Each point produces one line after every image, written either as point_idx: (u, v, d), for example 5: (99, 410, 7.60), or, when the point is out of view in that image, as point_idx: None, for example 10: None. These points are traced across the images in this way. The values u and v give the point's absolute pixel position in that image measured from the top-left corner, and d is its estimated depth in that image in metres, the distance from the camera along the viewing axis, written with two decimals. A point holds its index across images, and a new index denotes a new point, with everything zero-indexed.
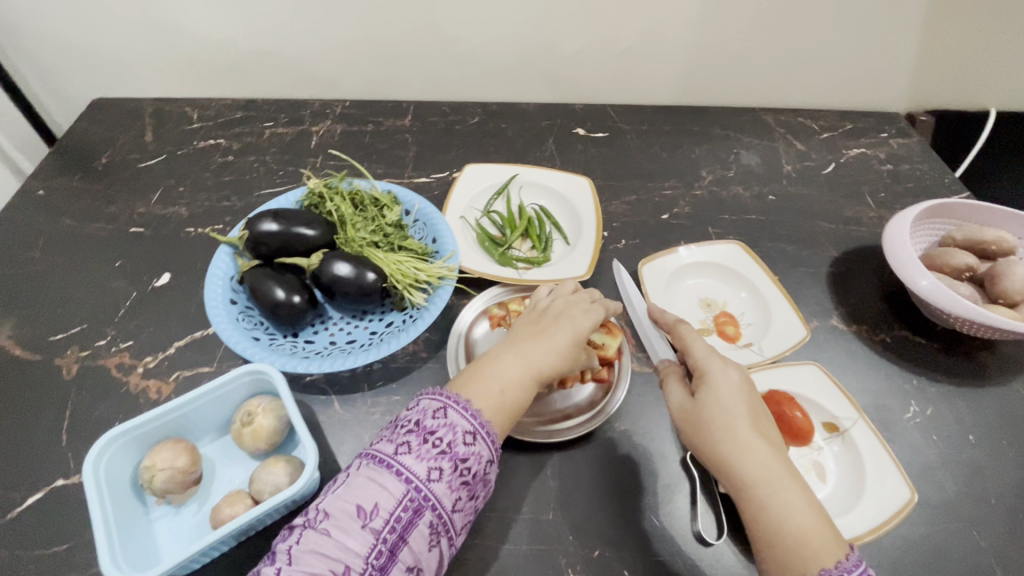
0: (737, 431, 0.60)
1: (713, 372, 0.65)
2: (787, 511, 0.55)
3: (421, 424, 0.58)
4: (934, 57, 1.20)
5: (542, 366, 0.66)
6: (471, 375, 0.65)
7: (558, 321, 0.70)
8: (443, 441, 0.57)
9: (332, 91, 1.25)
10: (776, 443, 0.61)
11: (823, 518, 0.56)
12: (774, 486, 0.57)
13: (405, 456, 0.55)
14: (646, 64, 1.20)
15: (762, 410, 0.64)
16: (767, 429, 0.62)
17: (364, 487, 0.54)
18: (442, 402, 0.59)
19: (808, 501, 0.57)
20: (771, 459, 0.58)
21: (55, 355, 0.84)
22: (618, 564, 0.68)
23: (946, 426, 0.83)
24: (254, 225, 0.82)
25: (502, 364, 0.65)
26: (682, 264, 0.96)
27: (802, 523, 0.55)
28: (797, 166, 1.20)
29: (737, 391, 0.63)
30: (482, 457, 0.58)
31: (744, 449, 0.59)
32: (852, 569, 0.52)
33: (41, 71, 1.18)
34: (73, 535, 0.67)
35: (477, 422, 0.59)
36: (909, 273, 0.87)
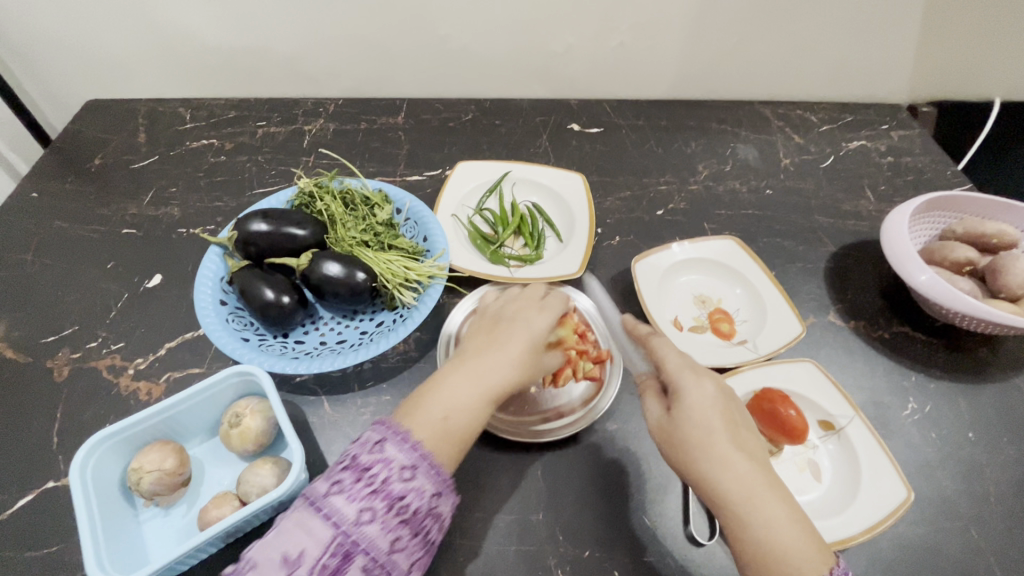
0: (715, 446, 0.59)
1: (685, 384, 0.63)
2: (767, 528, 0.55)
3: (357, 460, 0.55)
4: (934, 47, 1.17)
5: (489, 386, 0.63)
6: (414, 403, 0.62)
7: (505, 334, 0.67)
8: (377, 479, 0.54)
9: (324, 90, 1.24)
10: (756, 455, 0.60)
11: (805, 531, 0.55)
12: (754, 503, 0.56)
13: (335, 498, 0.52)
14: (640, 58, 1.18)
15: (741, 419, 0.63)
16: (747, 439, 0.61)
17: (290, 534, 0.51)
18: (382, 434, 0.57)
19: (791, 515, 0.56)
20: (751, 474, 0.57)
21: (46, 356, 0.84)
22: (608, 564, 0.68)
23: (944, 423, 0.82)
24: (243, 226, 0.82)
25: (449, 388, 0.62)
26: (676, 260, 0.95)
27: (782, 539, 0.54)
28: (795, 159, 1.19)
29: (714, 403, 0.62)
30: (423, 493, 0.55)
31: (722, 466, 0.58)
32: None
33: (35, 73, 1.19)
34: (63, 536, 0.68)
35: (418, 454, 0.56)
36: (907, 268, 0.85)
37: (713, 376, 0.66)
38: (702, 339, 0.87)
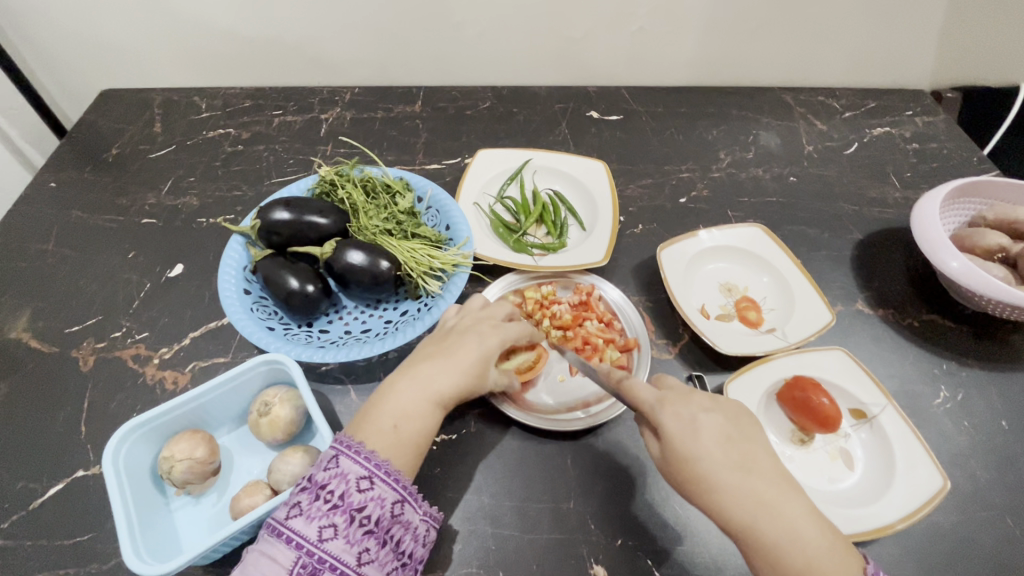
0: (711, 474, 0.58)
1: (667, 412, 0.62)
2: (775, 556, 0.54)
3: (313, 480, 0.56)
4: (961, 30, 1.15)
5: (438, 392, 0.63)
6: (365, 414, 0.62)
7: (458, 344, 0.67)
8: (335, 494, 0.55)
9: (340, 78, 1.23)
10: (760, 473, 0.58)
11: (820, 551, 0.54)
12: (758, 532, 0.55)
13: (296, 519, 0.54)
14: (660, 44, 1.16)
15: (742, 436, 0.61)
16: (749, 457, 0.59)
17: (257, 561, 0.53)
18: (335, 450, 0.57)
19: (802, 538, 0.54)
20: (753, 501, 0.56)
21: (71, 346, 0.83)
22: (640, 553, 0.67)
23: (977, 411, 0.81)
24: (266, 214, 0.81)
25: (397, 396, 0.62)
26: (703, 248, 0.94)
27: (792, 559, 0.53)
28: (819, 146, 1.17)
29: (706, 426, 0.61)
30: (384, 501, 0.56)
31: (724, 498, 0.57)
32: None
33: (49, 63, 1.18)
34: (95, 524, 0.68)
35: (373, 464, 0.57)
36: (938, 254, 0.84)
37: (694, 397, 0.64)
38: (730, 327, 0.86)
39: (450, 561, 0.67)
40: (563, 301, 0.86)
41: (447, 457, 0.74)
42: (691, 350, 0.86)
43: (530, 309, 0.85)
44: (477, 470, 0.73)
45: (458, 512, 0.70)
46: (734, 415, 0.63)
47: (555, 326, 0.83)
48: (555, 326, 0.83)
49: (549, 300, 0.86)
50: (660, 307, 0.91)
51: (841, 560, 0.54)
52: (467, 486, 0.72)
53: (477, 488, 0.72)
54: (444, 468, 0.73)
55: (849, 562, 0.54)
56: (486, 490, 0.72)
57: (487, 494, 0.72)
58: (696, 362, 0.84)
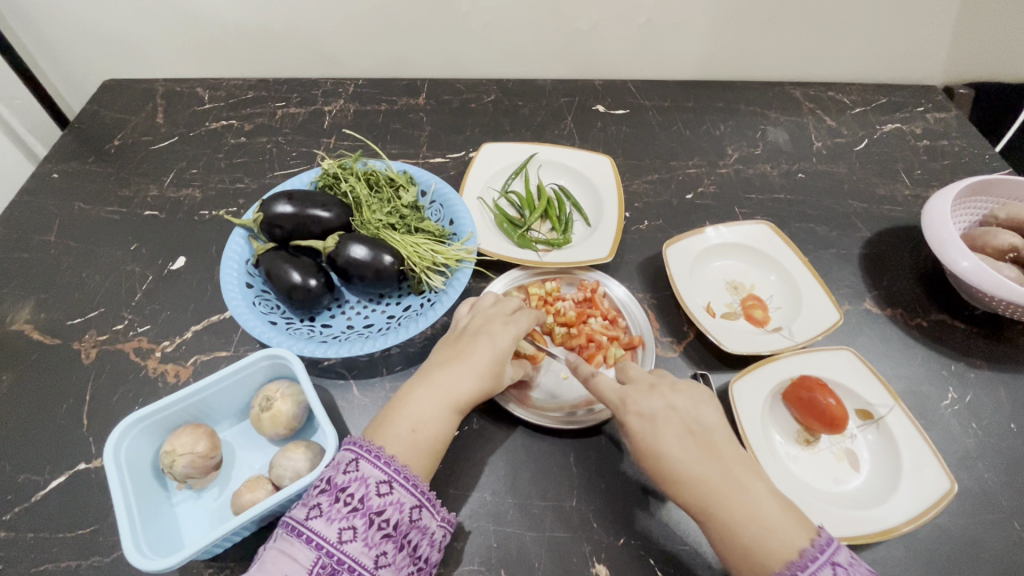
0: (666, 463, 0.61)
1: (629, 411, 0.65)
2: (725, 535, 0.56)
3: (333, 481, 0.56)
4: (975, 24, 1.13)
5: (457, 398, 0.65)
6: (382, 420, 0.63)
7: (471, 347, 0.69)
8: (355, 497, 0.55)
9: (343, 70, 1.21)
10: (714, 458, 0.60)
11: (769, 528, 0.55)
12: (709, 513, 0.57)
13: (315, 520, 0.54)
14: (669, 37, 1.14)
15: (701, 427, 0.63)
16: (706, 445, 0.61)
17: (276, 560, 0.53)
18: (356, 453, 0.58)
19: (751, 516, 0.56)
20: (703, 484, 0.58)
21: (73, 339, 0.83)
22: (644, 552, 0.67)
23: (985, 413, 0.80)
24: (268, 207, 0.80)
25: (414, 402, 0.64)
26: (710, 245, 0.92)
27: (740, 540, 0.55)
28: (828, 142, 1.15)
29: (665, 421, 0.63)
30: (403, 505, 0.57)
31: (678, 482, 0.60)
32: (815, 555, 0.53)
33: (50, 52, 1.16)
34: (97, 518, 0.67)
35: (393, 468, 0.58)
36: (948, 253, 0.83)
37: (655, 391, 0.66)
38: (735, 326, 0.85)
39: (451, 559, 0.66)
40: (567, 298, 0.85)
41: (450, 453, 0.74)
42: (696, 348, 0.85)
43: (534, 305, 0.84)
44: (479, 467, 0.73)
45: (461, 509, 0.70)
46: (691, 404, 0.65)
47: (559, 323, 0.83)
48: (559, 323, 0.83)
49: (554, 297, 0.85)
50: (665, 305, 0.90)
51: (790, 536, 0.55)
52: (470, 483, 0.72)
53: (480, 486, 0.72)
54: (447, 465, 0.73)
55: (799, 536, 0.55)
56: (488, 488, 0.72)
57: (489, 492, 0.71)
58: (701, 361, 0.84)
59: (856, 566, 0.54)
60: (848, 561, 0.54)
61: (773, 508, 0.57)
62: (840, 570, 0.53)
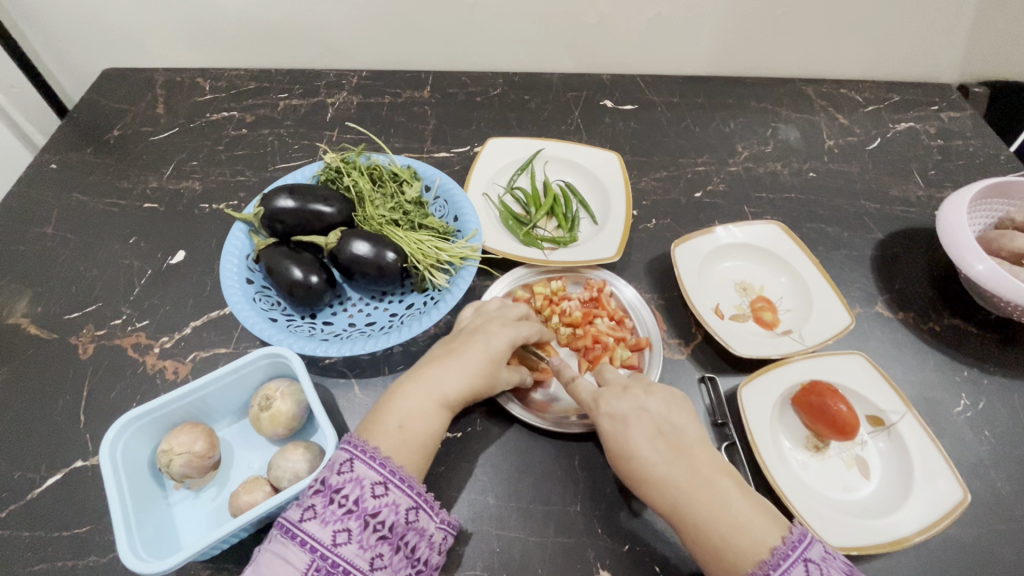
0: (638, 464, 0.61)
1: (602, 412, 0.65)
2: (695, 535, 0.56)
3: (327, 482, 0.55)
4: (994, 21, 1.10)
5: (445, 394, 0.64)
6: (374, 416, 0.62)
7: (465, 345, 0.68)
8: (349, 499, 0.54)
9: (346, 61, 1.19)
10: (685, 459, 0.60)
11: (738, 528, 0.54)
12: (679, 513, 0.57)
13: (310, 523, 0.53)
14: (678, 31, 1.12)
15: (673, 428, 0.62)
16: (677, 446, 0.61)
17: (271, 562, 0.52)
18: (350, 453, 0.57)
19: (720, 515, 0.55)
20: (672, 485, 0.58)
21: (71, 334, 0.82)
22: (649, 559, 0.66)
23: (999, 421, 0.78)
24: (269, 201, 0.79)
25: (402, 398, 0.63)
26: (720, 244, 0.91)
27: (710, 541, 0.55)
28: (840, 140, 1.13)
29: (634, 423, 0.63)
30: (399, 506, 0.55)
31: (649, 484, 0.60)
32: (787, 552, 0.52)
33: (49, 39, 1.14)
34: (94, 517, 0.66)
35: (388, 470, 0.56)
36: (963, 257, 0.81)
37: (627, 393, 0.65)
38: (744, 328, 0.83)
39: (453, 563, 0.65)
40: (573, 297, 0.84)
41: (453, 455, 0.72)
42: (704, 350, 0.83)
43: (539, 304, 0.83)
44: (482, 469, 0.72)
45: (463, 513, 0.69)
46: (664, 406, 0.64)
47: (564, 323, 0.81)
48: (564, 323, 0.81)
49: (559, 296, 0.84)
50: (673, 305, 0.88)
51: (759, 534, 0.54)
52: (472, 486, 0.71)
53: (482, 489, 0.70)
54: (448, 467, 0.72)
55: (769, 532, 0.54)
56: (491, 491, 0.70)
57: (491, 495, 0.70)
58: (709, 363, 0.82)
59: (829, 560, 0.53)
60: (820, 555, 0.53)
61: (743, 506, 0.56)
62: (812, 566, 0.52)
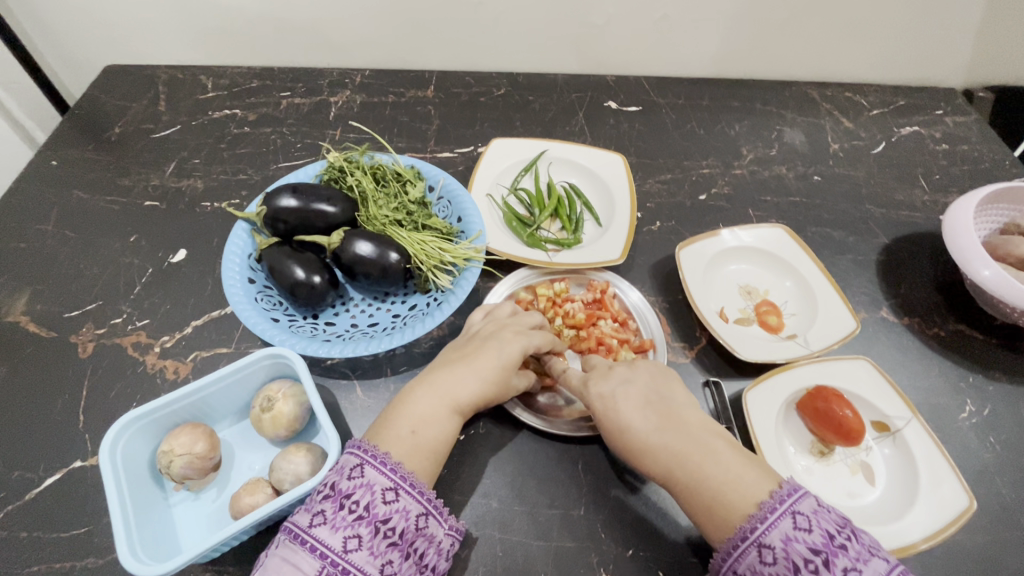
0: (631, 436, 0.62)
1: (590, 393, 0.66)
2: (690, 496, 0.56)
3: (337, 488, 0.54)
4: (999, 25, 1.10)
5: (458, 401, 0.63)
6: (383, 422, 0.62)
7: (478, 351, 0.67)
8: (360, 504, 0.53)
9: (350, 60, 1.19)
10: (675, 426, 0.61)
11: (726, 484, 0.55)
12: (672, 477, 0.58)
13: (320, 528, 0.52)
14: (684, 33, 1.12)
15: (660, 398, 0.64)
16: (667, 414, 0.62)
17: (279, 568, 0.51)
18: (360, 459, 0.56)
19: (710, 473, 0.56)
20: (663, 451, 0.59)
21: (70, 333, 0.81)
22: (653, 564, 0.65)
23: (1004, 428, 0.78)
24: (272, 201, 0.78)
25: (414, 402, 0.63)
26: (724, 247, 0.90)
27: (704, 501, 0.55)
28: (845, 144, 1.12)
29: (625, 396, 0.64)
30: (409, 512, 0.55)
31: (641, 452, 0.60)
32: (772, 507, 0.52)
33: (49, 35, 1.13)
34: (93, 518, 0.66)
35: (398, 475, 0.56)
36: (969, 262, 0.80)
37: (614, 371, 0.67)
38: (749, 332, 0.83)
39: (457, 567, 0.64)
40: (577, 299, 0.83)
41: (456, 457, 0.72)
42: (708, 354, 0.83)
43: (542, 307, 0.82)
44: (486, 472, 0.71)
45: (466, 516, 0.68)
46: (650, 379, 0.66)
47: (568, 325, 0.81)
48: (568, 325, 0.81)
49: (563, 298, 0.83)
50: (677, 309, 0.88)
51: (748, 489, 0.54)
52: (476, 489, 0.70)
53: (485, 492, 0.70)
54: (451, 469, 0.71)
55: (759, 488, 0.54)
56: (495, 494, 0.70)
57: (495, 498, 0.70)
58: (714, 367, 0.81)
59: (821, 512, 0.52)
60: (812, 509, 0.52)
61: (732, 463, 0.57)
62: (801, 519, 0.51)
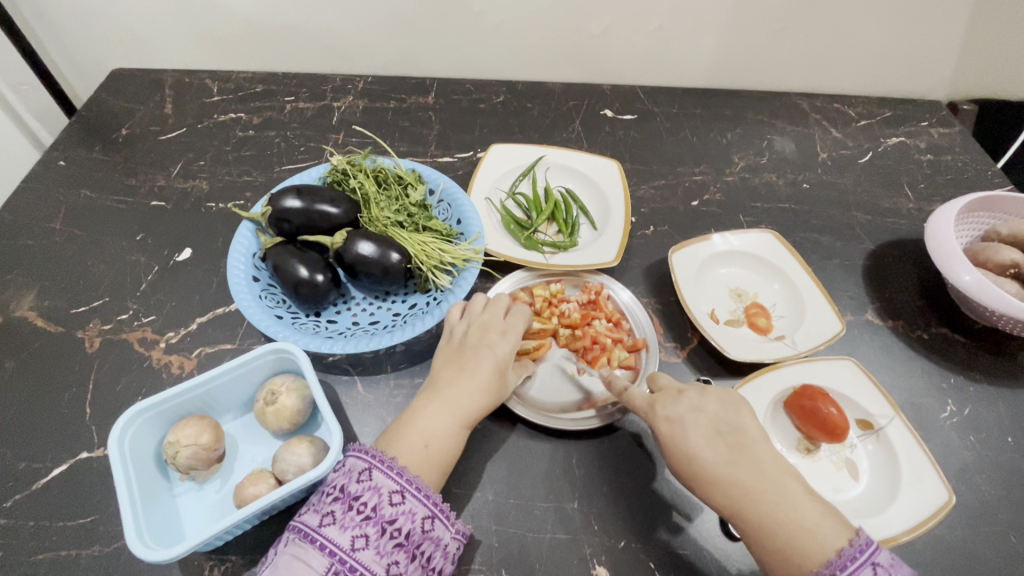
0: (701, 465, 0.62)
1: (658, 415, 0.67)
2: (762, 537, 0.57)
3: (346, 489, 0.57)
4: (981, 41, 1.14)
5: (465, 413, 0.66)
6: (393, 432, 0.64)
7: (475, 361, 0.69)
8: (368, 506, 0.56)
9: (353, 66, 1.22)
10: (748, 460, 0.61)
11: (805, 530, 0.56)
12: (742, 513, 0.59)
13: (329, 527, 0.54)
14: (678, 44, 1.15)
15: (731, 428, 0.64)
16: (739, 446, 0.63)
17: (290, 565, 0.53)
18: (367, 463, 0.59)
19: (788, 517, 0.57)
20: (735, 484, 0.60)
21: (77, 328, 0.83)
22: (643, 556, 0.67)
23: (984, 427, 0.80)
24: (277, 201, 0.80)
25: (425, 418, 0.65)
26: (715, 251, 0.93)
27: (777, 543, 0.56)
28: (833, 153, 1.16)
29: (693, 424, 0.65)
30: (415, 515, 0.57)
31: (711, 484, 0.61)
32: (855, 555, 0.54)
33: (58, 37, 1.16)
34: (99, 506, 0.67)
35: (405, 479, 0.58)
36: (951, 267, 0.83)
37: (684, 396, 0.67)
38: (739, 332, 0.86)
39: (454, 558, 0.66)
40: (572, 299, 0.86)
41: None
42: (699, 354, 0.85)
43: (538, 307, 0.84)
44: (482, 467, 0.73)
45: (463, 508, 0.70)
46: (721, 407, 0.66)
47: (563, 324, 0.83)
48: (563, 324, 0.83)
49: (558, 298, 0.86)
50: (670, 310, 0.90)
51: (827, 536, 0.56)
52: (472, 483, 0.72)
53: (481, 485, 0.72)
54: None
55: (836, 536, 0.56)
56: (490, 487, 0.72)
57: (491, 492, 0.72)
58: (704, 367, 0.84)
59: (897, 565, 0.55)
60: (888, 561, 0.55)
61: (812, 509, 0.58)
62: (880, 569, 0.54)
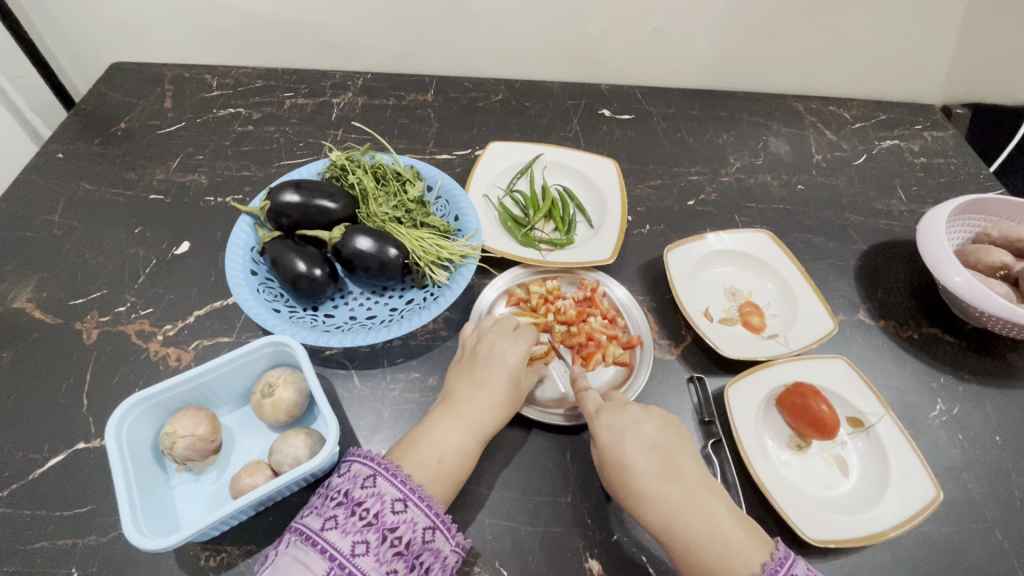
0: (633, 478, 0.62)
1: (600, 422, 0.68)
2: (689, 555, 0.58)
3: (350, 495, 0.57)
4: (974, 46, 1.15)
5: (478, 427, 0.67)
6: (408, 443, 0.65)
7: (486, 372, 0.70)
8: (370, 512, 0.56)
9: (353, 63, 1.22)
10: (677, 478, 0.62)
11: (729, 549, 0.57)
12: (673, 531, 0.59)
13: (331, 531, 0.55)
14: (675, 46, 1.16)
15: (667, 445, 0.65)
16: (671, 463, 0.63)
17: (290, 567, 0.53)
18: (373, 469, 0.59)
19: (712, 536, 0.58)
20: (666, 501, 0.60)
21: (75, 320, 0.83)
22: (636, 550, 0.68)
23: (972, 426, 0.82)
24: (276, 195, 0.81)
25: (440, 431, 0.65)
26: (710, 250, 0.94)
27: (703, 561, 0.57)
28: (828, 155, 1.17)
29: (633, 435, 0.65)
30: (417, 524, 0.57)
31: (642, 496, 0.61)
32: (777, 568, 0.56)
33: (57, 31, 1.16)
34: (95, 496, 0.68)
35: (408, 488, 0.59)
36: (942, 268, 0.84)
37: (627, 408, 0.68)
38: (733, 330, 0.86)
39: None
40: (568, 296, 0.86)
41: None
42: (693, 351, 0.86)
43: (534, 303, 0.86)
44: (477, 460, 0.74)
45: (458, 501, 0.71)
46: (662, 426, 0.67)
47: (559, 321, 0.84)
48: (559, 321, 0.84)
49: (554, 295, 0.87)
50: (665, 308, 0.91)
51: (749, 554, 0.57)
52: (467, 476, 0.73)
53: (476, 478, 0.73)
54: None
55: (755, 554, 0.57)
56: (485, 481, 0.72)
57: (485, 485, 0.72)
58: (697, 364, 0.85)
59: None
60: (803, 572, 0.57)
61: (734, 529, 0.59)
62: None
